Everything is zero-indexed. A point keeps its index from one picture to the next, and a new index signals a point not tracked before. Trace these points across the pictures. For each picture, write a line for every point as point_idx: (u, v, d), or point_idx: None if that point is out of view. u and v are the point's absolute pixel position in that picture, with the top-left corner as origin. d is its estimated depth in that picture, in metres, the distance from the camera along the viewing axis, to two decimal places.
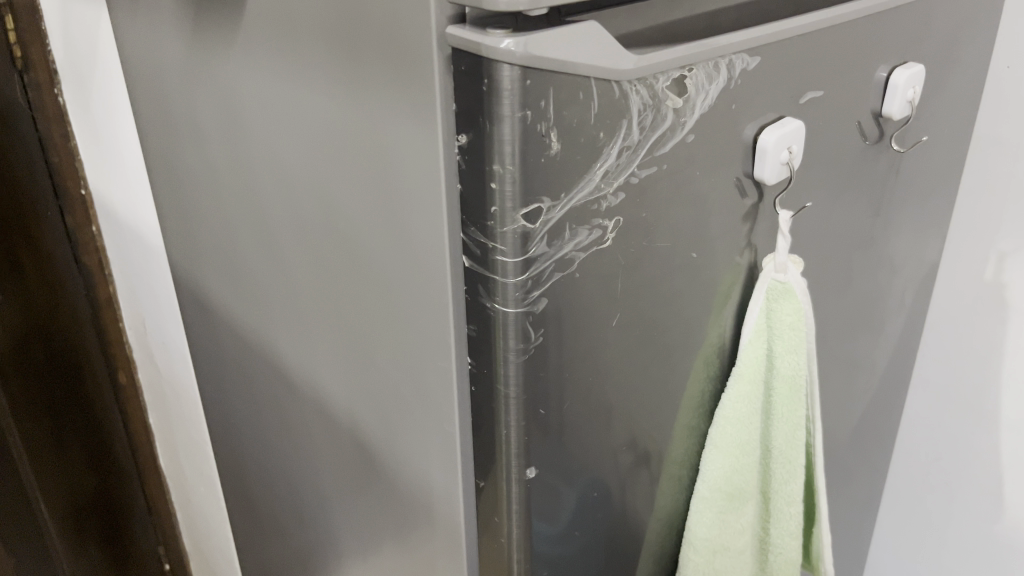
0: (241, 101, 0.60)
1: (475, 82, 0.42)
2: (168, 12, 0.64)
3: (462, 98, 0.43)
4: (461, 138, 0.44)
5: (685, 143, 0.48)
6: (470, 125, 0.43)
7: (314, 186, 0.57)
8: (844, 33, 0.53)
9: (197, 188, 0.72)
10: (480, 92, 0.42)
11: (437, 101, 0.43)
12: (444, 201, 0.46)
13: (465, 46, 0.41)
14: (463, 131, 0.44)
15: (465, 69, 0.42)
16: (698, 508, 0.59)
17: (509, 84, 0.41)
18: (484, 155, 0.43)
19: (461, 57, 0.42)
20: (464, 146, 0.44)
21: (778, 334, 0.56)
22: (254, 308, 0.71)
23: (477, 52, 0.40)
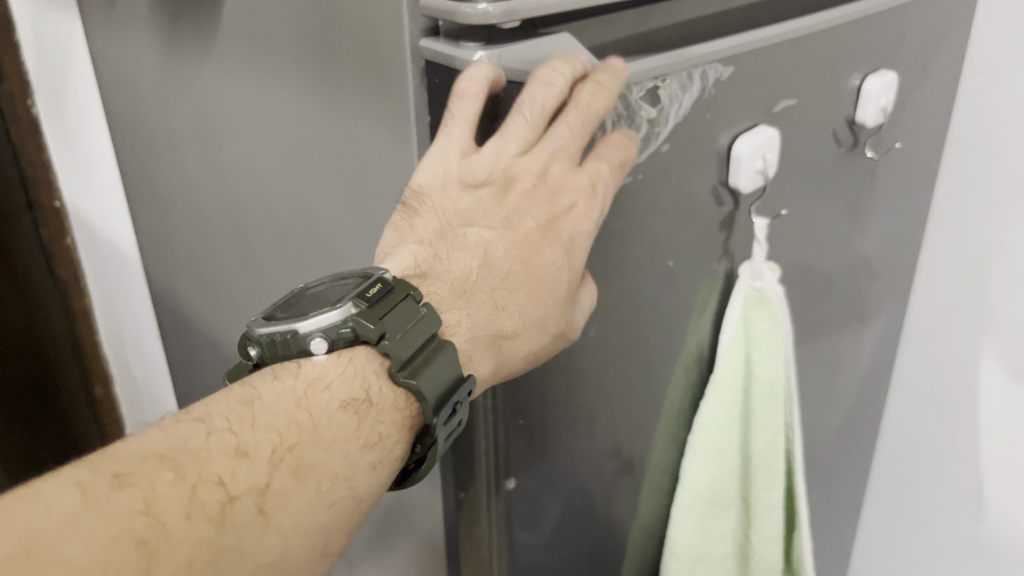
0: (217, 113, 0.60)
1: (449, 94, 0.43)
2: (142, 24, 0.63)
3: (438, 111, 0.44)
4: None
5: (660, 153, 0.48)
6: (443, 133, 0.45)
7: (288, 198, 0.57)
8: (816, 43, 0.53)
9: (173, 200, 0.71)
10: None
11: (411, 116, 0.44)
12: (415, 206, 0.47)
13: (437, 59, 0.42)
14: None
15: (439, 82, 0.43)
16: (679, 517, 0.60)
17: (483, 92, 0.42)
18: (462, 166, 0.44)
19: (435, 69, 0.43)
20: None
21: (756, 341, 0.56)
22: (231, 322, 0.70)
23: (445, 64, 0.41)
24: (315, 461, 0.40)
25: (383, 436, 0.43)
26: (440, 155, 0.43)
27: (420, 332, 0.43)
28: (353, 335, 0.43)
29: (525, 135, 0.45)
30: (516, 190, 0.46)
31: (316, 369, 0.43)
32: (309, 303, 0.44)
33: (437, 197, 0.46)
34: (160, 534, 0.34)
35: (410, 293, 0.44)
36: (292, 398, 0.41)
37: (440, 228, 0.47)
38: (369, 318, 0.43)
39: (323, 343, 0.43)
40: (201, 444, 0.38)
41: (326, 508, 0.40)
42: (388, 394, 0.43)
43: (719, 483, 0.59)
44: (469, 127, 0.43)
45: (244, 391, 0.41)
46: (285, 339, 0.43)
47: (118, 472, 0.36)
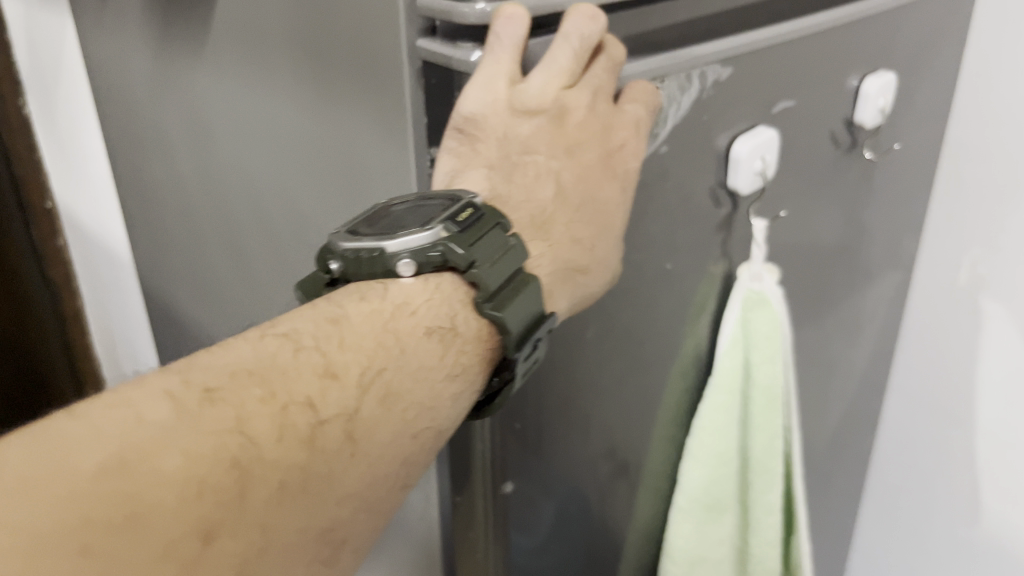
0: (210, 114, 0.60)
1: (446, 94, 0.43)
2: (135, 25, 0.63)
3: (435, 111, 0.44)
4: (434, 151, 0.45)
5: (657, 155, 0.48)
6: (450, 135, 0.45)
7: (283, 199, 0.56)
8: (814, 43, 0.53)
9: (165, 202, 0.71)
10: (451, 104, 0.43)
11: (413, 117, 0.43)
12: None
13: (434, 60, 0.42)
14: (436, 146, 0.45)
15: (437, 83, 0.43)
16: (677, 520, 0.59)
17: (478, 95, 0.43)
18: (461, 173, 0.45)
19: (432, 70, 0.43)
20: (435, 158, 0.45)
21: (754, 343, 0.56)
22: (225, 326, 0.70)
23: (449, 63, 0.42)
24: (402, 387, 0.40)
25: (465, 367, 0.42)
26: (487, 85, 0.42)
27: (508, 263, 0.42)
28: (443, 260, 0.42)
29: (571, 69, 0.44)
30: (570, 123, 0.46)
31: (403, 293, 0.42)
32: (394, 217, 0.42)
33: (495, 124, 0.45)
34: (255, 455, 0.34)
35: (499, 222, 0.43)
36: (378, 322, 0.40)
37: (504, 154, 0.47)
38: (460, 245, 0.41)
39: (410, 264, 0.42)
40: (292, 363, 0.37)
41: (409, 435, 0.40)
42: (472, 324, 0.43)
43: (717, 485, 0.59)
44: (514, 53, 0.42)
45: (332, 310, 0.40)
46: (373, 258, 0.42)
47: (211, 388, 0.35)
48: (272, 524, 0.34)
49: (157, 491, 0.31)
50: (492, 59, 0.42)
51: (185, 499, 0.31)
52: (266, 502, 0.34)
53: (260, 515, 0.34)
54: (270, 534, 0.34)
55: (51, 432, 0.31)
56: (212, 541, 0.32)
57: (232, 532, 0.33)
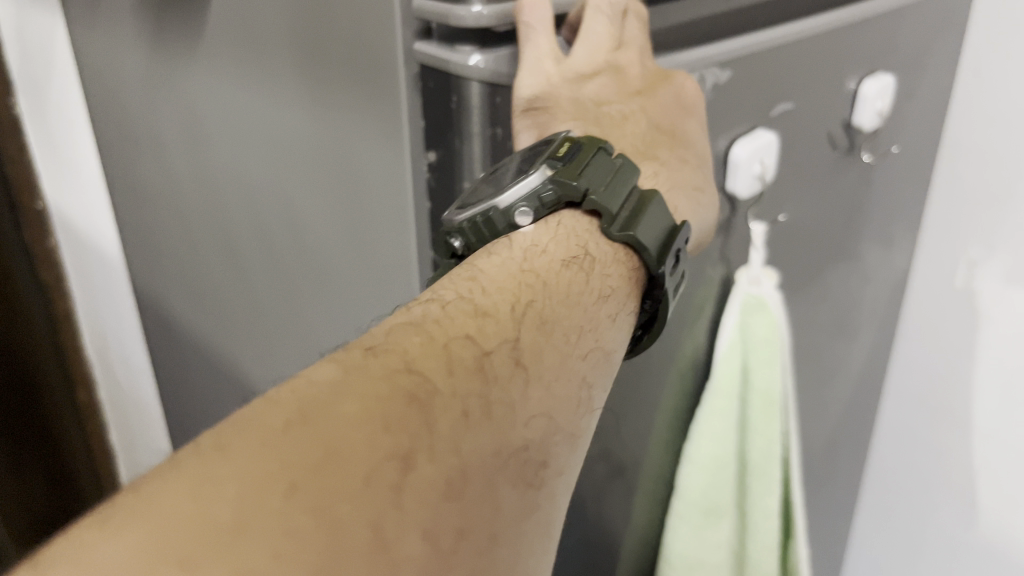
0: (205, 114, 0.59)
1: (442, 98, 0.42)
2: (128, 24, 0.62)
3: (430, 114, 0.43)
4: (431, 154, 0.44)
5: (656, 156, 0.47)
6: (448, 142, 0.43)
7: (279, 201, 0.56)
8: (814, 45, 0.52)
9: (159, 203, 0.70)
10: (449, 109, 0.42)
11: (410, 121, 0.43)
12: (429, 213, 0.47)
13: (432, 63, 0.41)
14: (433, 149, 0.44)
15: (434, 85, 0.42)
16: (675, 525, 0.60)
17: (478, 99, 0.42)
18: (453, 173, 0.44)
19: (428, 73, 0.42)
20: (434, 162, 0.44)
21: (753, 347, 0.56)
22: (221, 325, 0.70)
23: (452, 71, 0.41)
24: (556, 313, 0.38)
25: (612, 288, 0.41)
26: (535, 65, 0.42)
27: (621, 181, 0.43)
28: (558, 197, 0.41)
29: (613, 34, 0.45)
30: (629, 76, 0.47)
31: (529, 239, 0.41)
32: (491, 178, 0.42)
33: (562, 94, 0.45)
34: (431, 390, 0.31)
35: (601, 147, 0.43)
36: (514, 267, 0.38)
37: (580, 115, 0.47)
38: (569, 174, 0.41)
39: (528, 213, 0.41)
40: (442, 311, 0.34)
41: (579, 359, 0.38)
42: (608, 250, 0.41)
43: (715, 491, 0.59)
44: (552, 35, 0.42)
45: (467, 270, 0.38)
46: (491, 217, 0.40)
47: (369, 346, 0.32)
48: (470, 453, 0.31)
49: (340, 432, 0.28)
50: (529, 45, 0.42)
51: (372, 431, 0.28)
52: (455, 429, 0.31)
53: (453, 442, 0.30)
54: (465, 460, 0.31)
55: (232, 417, 0.28)
56: (411, 470, 0.29)
57: (432, 459, 0.30)
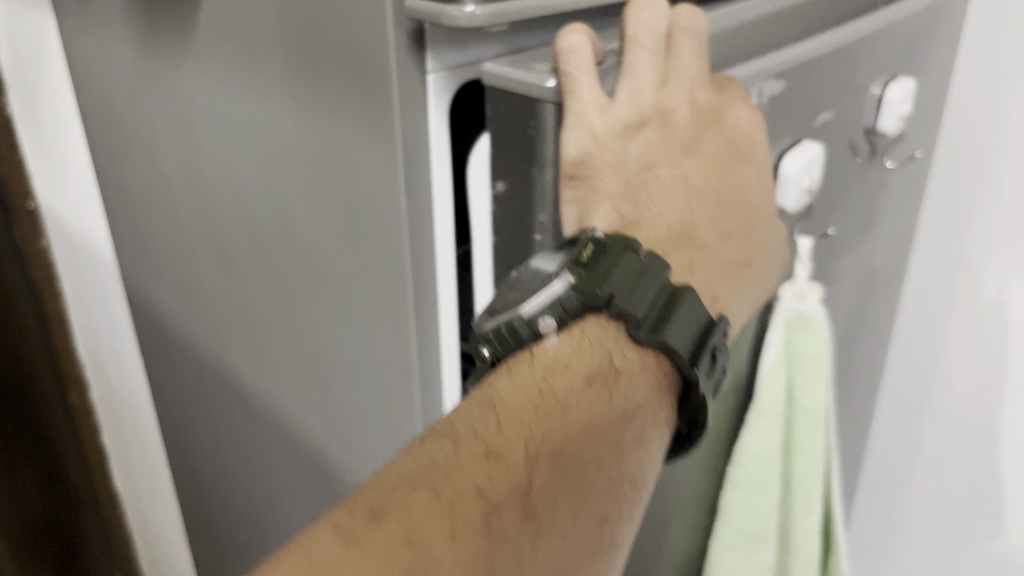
0: (195, 118, 0.57)
1: (518, 124, 0.43)
2: (117, 21, 0.60)
3: (499, 139, 0.44)
4: (499, 184, 0.46)
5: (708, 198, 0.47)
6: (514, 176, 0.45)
7: (273, 206, 0.55)
8: (836, 54, 0.50)
9: (150, 205, 0.69)
10: (523, 135, 0.43)
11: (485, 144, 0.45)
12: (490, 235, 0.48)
13: (501, 84, 0.42)
14: (501, 180, 0.45)
15: (505, 109, 0.43)
16: (721, 551, 0.57)
17: (553, 126, 0.43)
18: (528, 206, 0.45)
19: (498, 96, 0.43)
20: (500, 191, 0.46)
21: (798, 364, 0.54)
22: (213, 329, 0.69)
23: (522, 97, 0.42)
24: (573, 446, 0.38)
25: (640, 404, 0.41)
26: (581, 119, 0.41)
27: (650, 280, 0.42)
28: (583, 303, 0.41)
29: (655, 65, 0.44)
30: (676, 122, 0.45)
31: (552, 353, 0.41)
32: (525, 279, 0.42)
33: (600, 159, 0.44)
34: (430, 561, 0.33)
35: (627, 244, 0.42)
36: (532, 390, 0.39)
37: (623, 182, 0.45)
38: (590, 280, 0.41)
39: (552, 321, 0.41)
40: (453, 458, 0.36)
41: (598, 495, 0.38)
42: (635, 357, 0.41)
43: (762, 514, 0.56)
44: (594, 86, 0.41)
45: (486, 393, 0.39)
46: (512, 330, 0.41)
47: (375, 507, 0.34)
48: None
49: None
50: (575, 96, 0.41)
51: None
52: None
53: None
54: None
55: None
56: None
57: None
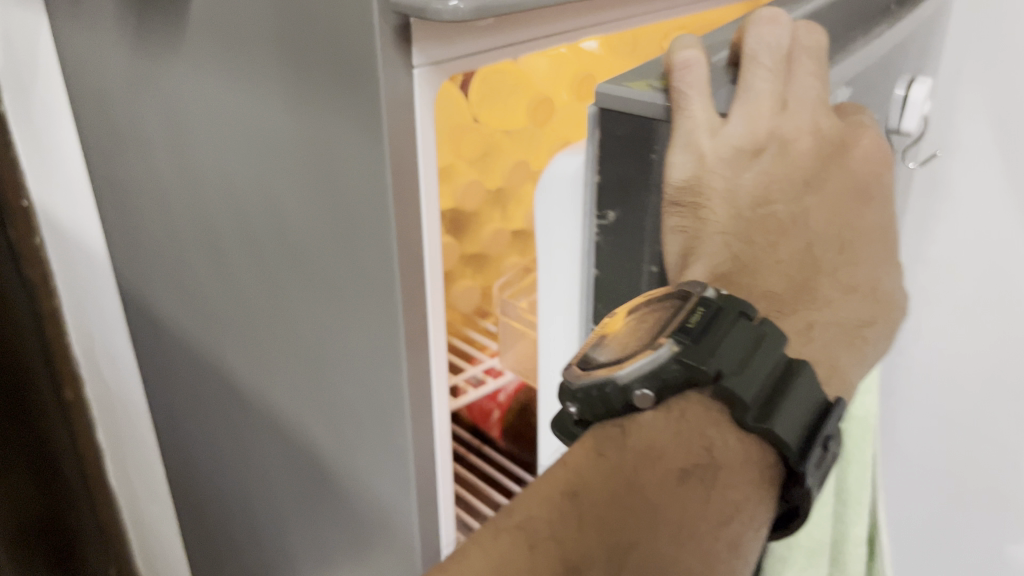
0: (186, 114, 0.58)
1: (635, 149, 0.47)
2: (110, 20, 0.61)
3: (612, 164, 0.48)
4: (607, 215, 0.49)
5: (818, 223, 0.52)
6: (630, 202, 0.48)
7: (264, 201, 0.55)
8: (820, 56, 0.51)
9: (142, 201, 0.70)
10: (640, 158, 0.47)
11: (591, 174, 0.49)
12: (590, 262, 0.51)
13: (617, 104, 0.46)
14: (610, 209, 0.49)
15: (622, 134, 0.47)
16: (778, 571, 0.54)
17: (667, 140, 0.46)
18: (635, 233, 0.49)
19: (614, 120, 0.46)
20: (607, 221, 0.49)
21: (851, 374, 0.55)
22: (206, 323, 0.70)
23: (639, 117, 0.46)
24: (658, 551, 0.38)
25: (737, 505, 0.41)
26: (687, 138, 0.46)
27: (762, 359, 0.43)
28: (684, 377, 0.42)
29: (774, 87, 0.49)
30: (793, 150, 0.51)
31: (645, 435, 0.42)
32: (624, 340, 0.44)
33: (707, 181, 0.48)
34: None
35: (742, 311, 0.44)
36: (619, 480, 0.40)
37: (737, 214, 0.50)
38: (695, 356, 0.42)
39: (649, 394, 0.42)
40: (528, 564, 0.37)
41: None
42: (736, 449, 0.42)
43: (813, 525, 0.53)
44: (702, 98, 0.45)
45: (568, 475, 0.40)
46: (605, 394, 0.42)
47: None
48: None
49: None
50: (685, 116, 0.45)
51: None
52: None
53: None
54: None
55: None
56: None
57: None
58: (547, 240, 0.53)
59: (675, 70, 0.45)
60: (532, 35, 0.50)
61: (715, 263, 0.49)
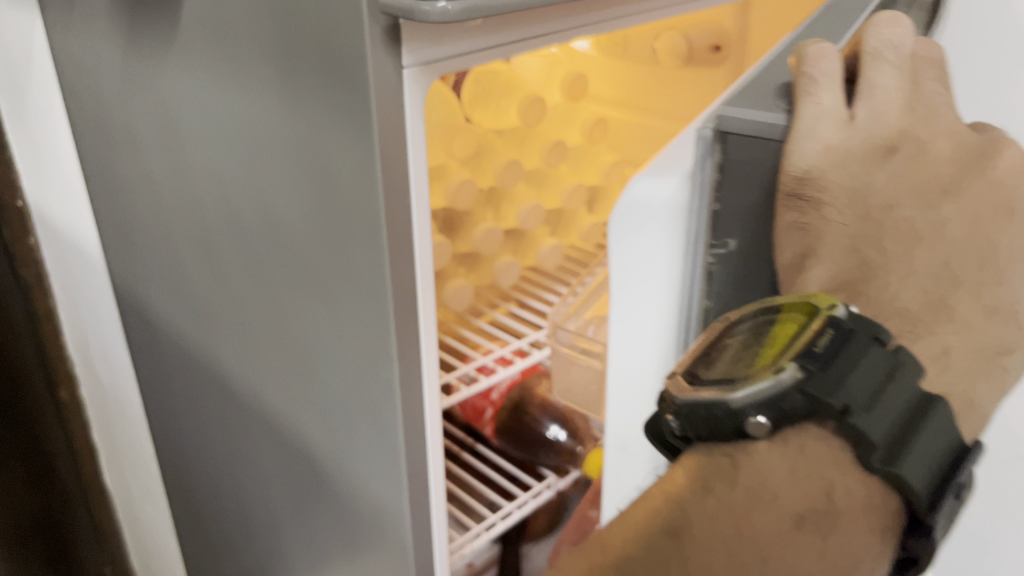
0: (179, 114, 0.59)
1: (756, 168, 0.46)
2: (103, 21, 0.61)
3: (733, 188, 0.46)
4: (727, 241, 0.48)
5: (952, 228, 0.48)
6: (746, 223, 0.47)
7: (257, 200, 0.56)
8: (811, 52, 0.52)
9: (136, 200, 0.70)
10: (766, 172, 0.46)
11: (702, 192, 0.46)
12: (688, 281, 0.48)
13: (747, 126, 0.45)
14: (731, 235, 0.48)
15: (747, 156, 0.46)
16: None
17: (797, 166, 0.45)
18: (755, 255, 0.48)
19: (737, 140, 0.45)
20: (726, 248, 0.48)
21: None
22: (199, 322, 0.70)
23: (769, 141, 0.45)
24: None
25: (853, 550, 0.42)
26: (813, 128, 0.45)
27: (892, 394, 0.42)
28: (805, 405, 0.41)
29: (899, 86, 0.49)
30: (930, 153, 0.49)
31: (762, 466, 0.42)
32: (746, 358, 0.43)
33: (827, 178, 0.47)
34: None
35: (876, 336, 0.42)
36: (733, 525, 0.41)
37: (864, 215, 0.47)
38: (821, 386, 0.40)
39: (764, 421, 0.41)
40: None
41: None
42: (857, 493, 0.42)
43: None
44: (827, 87, 0.46)
45: (678, 514, 0.41)
46: (714, 415, 0.41)
47: None
48: None
49: None
50: (811, 101, 0.45)
51: None
52: None
53: None
54: None
55: None
56: None
57: None
58: (630, 269, 0.49)
59: (807, 67, 0.47)
60: (517, 36, 0.50)
61: (839, 269, 0.47)
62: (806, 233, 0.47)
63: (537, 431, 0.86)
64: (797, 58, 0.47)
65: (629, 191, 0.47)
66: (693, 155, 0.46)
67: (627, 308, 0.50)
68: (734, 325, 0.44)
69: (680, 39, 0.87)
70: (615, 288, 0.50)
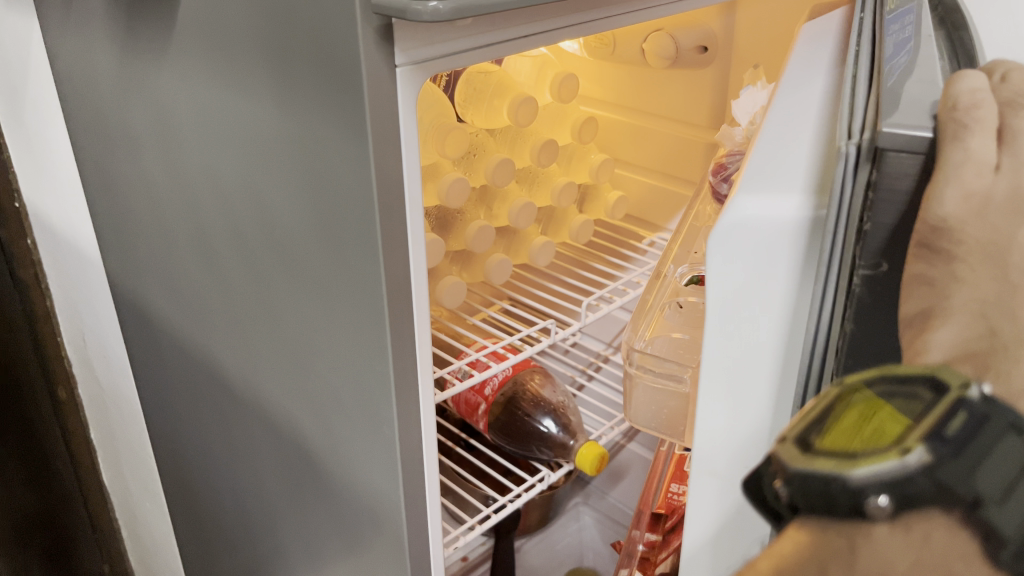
0: (175, 114, 0.60)
1: (896, 192, 0.36)
2: (100, 24, 0.62)
3: (880, 209, 0.37)
4: (864, 267, 0.37)
5: None
6: (906, 252, 0.36)
7: (254, 199, 0.57)
8: (807, 36, 0.53)
9: (132, 200, 0.71)
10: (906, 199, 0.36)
11: (852, 212, 0.38)
12: (818, 316, 0.41)
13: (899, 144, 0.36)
14: (878, 260, 0.37)
15: (895, 176, 0.36)
16: None
17: (942, 206, 0.35)
18: (890, 299, 0.37)
19: (892, 159, 0.36)
20: (872, 273, 0.37)
21: None
22: (196, 320, 0.71)
23: (916, 158, 0.36)
24: None
25: None
26: (958, 176, 0.35)
27: None
28: (930, 493, 0.35)
29: None
30: None
31: (881, 552, 0.37)
32: (864, 430, 0.37)
33: (967, 231, 0.35)
34: None
35: (1014, 424, 0.34)
36: None
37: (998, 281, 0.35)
38: (952, 475, 0.35)
39: (885, 500, 0.36)
40: None
41: None
42: None
43: None
44: (980, 133, 0.36)
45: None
46: (831, 490, 0.37)
47: None
48: None
49: None
50: (958, 145, 0.35)
51: None
52: None
53: None
54: None
55: None
56: None
57: None
58: (746, 294, 0.43)
59: (954, 108, 0.36)
60: (505, 37, 0.51)
61: (966, 337, 0.35)
62: (934, 289, 0.36)
63: (529, 426, 0.88)
64: (944, 97, 0.37)
65: (739, 207, 0.42)
66: (814, 169, 0.42)
67: (734, 341, 0.44)
68: (851, 390, 0.38)
69: (669, 39, 0.85)
70: (719, 317, 0.44)
